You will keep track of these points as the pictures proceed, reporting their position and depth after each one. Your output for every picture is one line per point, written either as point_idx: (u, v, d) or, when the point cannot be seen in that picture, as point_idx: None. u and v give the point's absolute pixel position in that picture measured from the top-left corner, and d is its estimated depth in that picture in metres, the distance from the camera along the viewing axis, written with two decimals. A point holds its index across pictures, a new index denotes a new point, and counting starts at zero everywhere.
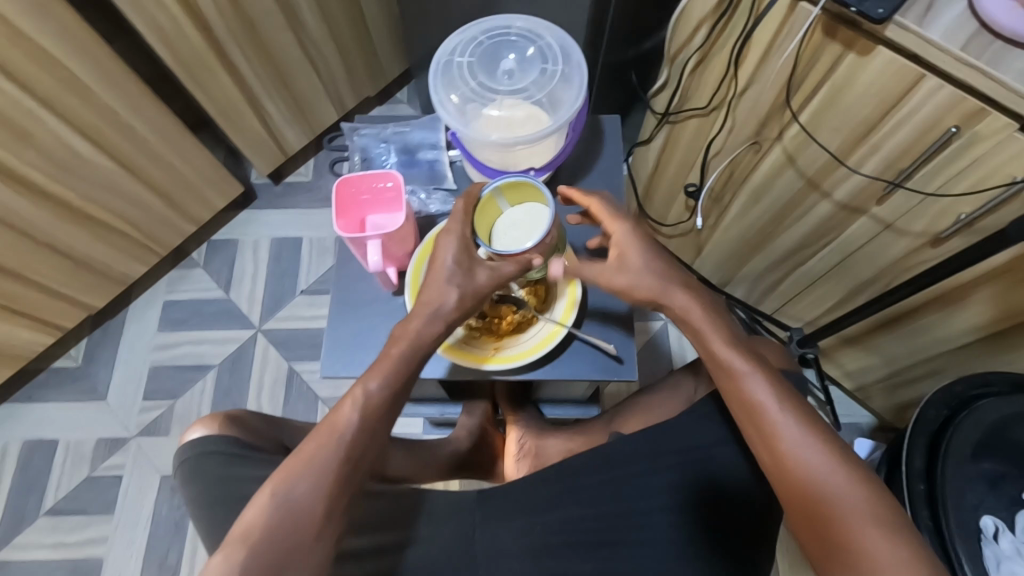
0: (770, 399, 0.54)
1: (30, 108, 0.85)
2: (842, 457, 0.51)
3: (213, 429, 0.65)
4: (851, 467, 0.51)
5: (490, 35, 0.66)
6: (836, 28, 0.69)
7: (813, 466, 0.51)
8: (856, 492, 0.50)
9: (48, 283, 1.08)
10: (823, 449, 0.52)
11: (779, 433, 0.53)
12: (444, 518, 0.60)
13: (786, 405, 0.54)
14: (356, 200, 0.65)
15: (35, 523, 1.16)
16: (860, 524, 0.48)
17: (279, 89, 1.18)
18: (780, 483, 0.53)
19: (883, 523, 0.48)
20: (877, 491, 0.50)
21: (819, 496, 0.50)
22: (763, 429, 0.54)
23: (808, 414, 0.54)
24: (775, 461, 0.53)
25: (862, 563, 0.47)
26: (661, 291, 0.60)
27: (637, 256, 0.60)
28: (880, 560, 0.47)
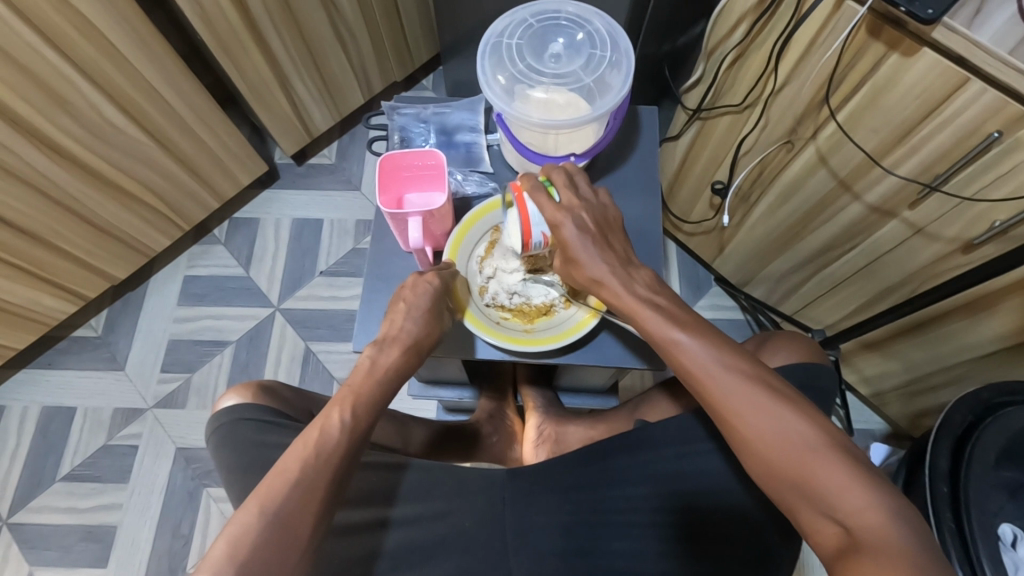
0: (703, 359, 0.50)
1: (68, 74, 0.86)
2: (779, 399, 0.49)
3: (247, 396, 0.69)
4: (789, 405, 0.48)
5: (540, 18, 0.67)
6: (880, 28, 0.68)
7: (754, 417, 0.48)
8: (800, 427, 0.47)
9: (74, 251, 1.09)
10: (759, 398, 0.49)
11: (716, 395, 0.50)
12: (476, 493, 0.66)
13: (717, 360, 0.50)
14: (398, 176, 0.66)
15: (52, 487, 1.17)
16: (808, 460, 0.46)
17: (311, 70, 1.18)
18: (733, 447, 0.50)
19: (831, 451, 0.46)
20: (818, 419, 0.48)
21: (766, 448, 0.48)
22: (701, 394, 0.51)
23: (738, 361, 0.51)
24: (722, 425, 0.50)
25: (817, 500, 0.46)
26: (603, 270, 0.57)
27: (570, 234, 0.58)
28: (834, 489, 0.45)
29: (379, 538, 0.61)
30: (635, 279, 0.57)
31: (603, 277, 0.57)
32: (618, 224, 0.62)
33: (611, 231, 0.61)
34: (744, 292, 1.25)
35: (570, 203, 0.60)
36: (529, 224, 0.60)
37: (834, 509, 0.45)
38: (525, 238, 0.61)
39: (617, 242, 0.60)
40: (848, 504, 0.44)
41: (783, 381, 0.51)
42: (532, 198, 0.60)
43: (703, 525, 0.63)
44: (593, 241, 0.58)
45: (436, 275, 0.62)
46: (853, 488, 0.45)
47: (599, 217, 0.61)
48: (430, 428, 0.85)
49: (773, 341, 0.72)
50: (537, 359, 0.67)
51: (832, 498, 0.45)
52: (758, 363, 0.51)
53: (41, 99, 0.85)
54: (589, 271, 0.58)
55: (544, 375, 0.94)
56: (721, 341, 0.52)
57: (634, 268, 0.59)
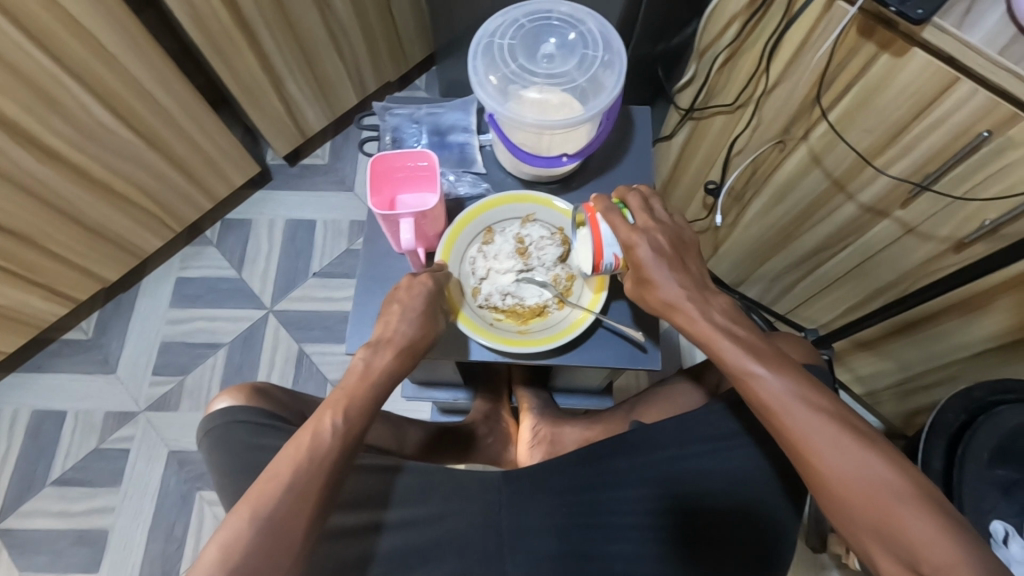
0: (784, 396, 0.52)
1: (58, 75, 0.85)
2: (862, 440, 0.49)
3: (238, 399, 0.69)
4: (872, 447, 0.49)
5: (533, 18, 0.66)
6: (872, 28, 0.69)
7: (835, 457, 0.49)
8: (882, 471, 0.48)
9: (64, 253, 1.07)
10: (841, 438, 0.50)
11: (795, 432, 0.51)
12: (472, 496, 0.65)
13: (798, 398, 0.52)
14: (390, 177, 0.66)
15: (43, 491, 1.16)
16: (890, 504, 0.47)
17: (303, 70, 1.18)
18: (810, 484, 0.51)
19: (915, 498, 0.47)
20: (903, 464, 0.49)
21: (848, 489, 0.49)
22: (779, 429, 0.52)
23: (820, 399, 0.52)
24: (800, 461, 0.51)
25: (900, 546, 0.46)
26: (679, 295, 0.57)
27: (645, 256, 0.58)
28: (918, 538, 0.46)
29: (372, 541, 0.61)
30: (711, 305, 0.57)
31: (678, 302, 0.57)
32: (693, 246, 0.62)
33: (687, 254, 0.61)
34: (739, 291, 1.25)
35: (647, 224, 0.60)
36: (602, 244, 0.60)
37: (918, 558, 0.45)
38: (596, 258, 0.61)
39: (693, 266, 0.60)
40: (934, 555, 0.45)
41: (865, 423, 0.51)
42: (606, 219, 0.60)
43: (710, 523, 0.63)
44: (668, 263, 0.58)
45: (430, 277, 0.61)
46: (940, 538, 0.45)
47: (676, 239, 0.61)
48: (425, 430, 0.85)
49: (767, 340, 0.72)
50: (530, 360, 0.67)
51: (915, 546, 0.46)
52: (840, 402, 0.52)
53: (29, 100, 0.84)
54: (664, 295, 0.57)
55: (540, 376, 0.94)
56: (802, 378, 0.53)
57: (710, 292, 0.58)
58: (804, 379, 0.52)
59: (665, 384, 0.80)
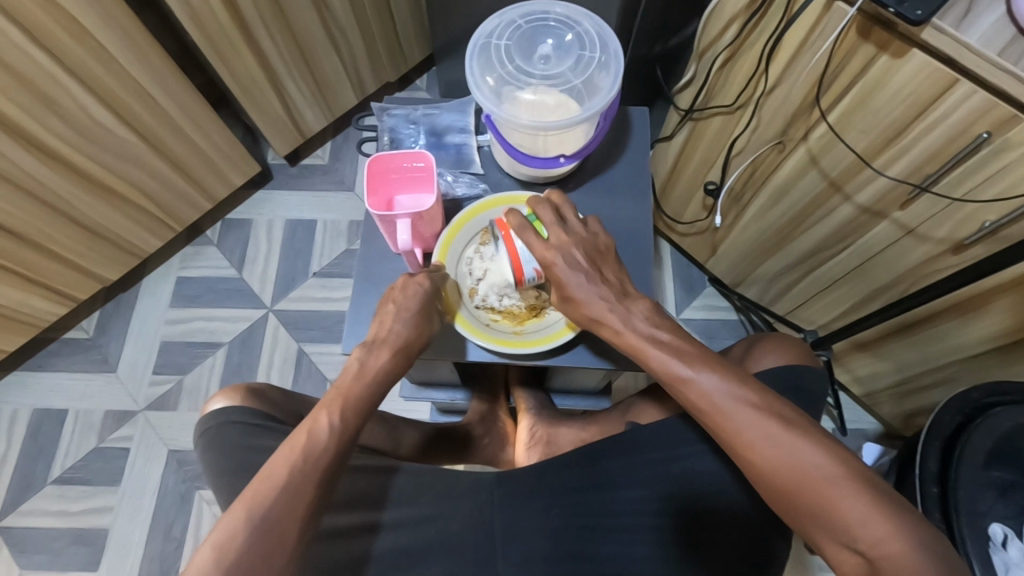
0: (712, 395, 0.52)
1: (57, 74, 0.85)
2: (789, 430, 0.49)
3: (235, 400, 0.69)
4: (801, 434, 0.49)
5: (529, 19, 0.67)
6: (870, 29, 0.69)
7: (767, 451, 0.49)
8: (814, 457, 0.48)
9: (64, 253, 1.08)
10: (772, 429, 0.50)
11: (730, 431, 0.51)
12: (464, 497, 0.65)
13: (727, 395, 0.51)
14: (386, 178, 0.66)
15: (42, 490, 1.16)
16: (824, 490, 0.47)
17: (303, 70, 1.18)
18: (750, 479, 0.51)
19: (846, 479, 0.47)
20: (833, 448, 0.48)
21: (782, 481, 0.48)
22: (715, 429, 0.52)
23: (747, 392, 0.51)
24: (739, 458, 0.51)
25: (838, 530, 0.46)
26: (600, 308, 0.58)
27: (562, 272, 0.59)
28: (852, 519, 0.45)
29: (369, 542, 0.61)
30: (634, 313, 0.58)
31: (600, 315, 0.58)
32: (611, 253, 0.62)
33: (604, 263, 0.61)
34: (737, 292, 1.25)
35: (561, 240, 0.60)
36: (520, 262, 0.62)
37: (855, 539, 0.45)
38: (517, 275, 0.63)
39: (612, 274, 0.61)
40: (869, 534, 0.45)
41: (793, 409, 0.51)
42: (520, 237, 0.61)
43: (706, 525, 0.63)
44: (586, 276, 0.59)
45: (426, 277, 0.61)
46: (871, 516, 0.45)
47: (590, 249, 0.61)
48: (423, 431, 0.85)
49: (764, 341, 0.72)
50: (528, 360, 0.67)
51: (851, 528, 0.45)
52: (770, 393, 0.52)
53: (29, 100, 0.85)
54: (587, 309, 0.59)
55: (536, 377, 0.94)
56: (728, 373, 0.52)
57: (632, 299, 0.59)
58: (729, 374, 0.52)
59: (661, 384, 0.80)
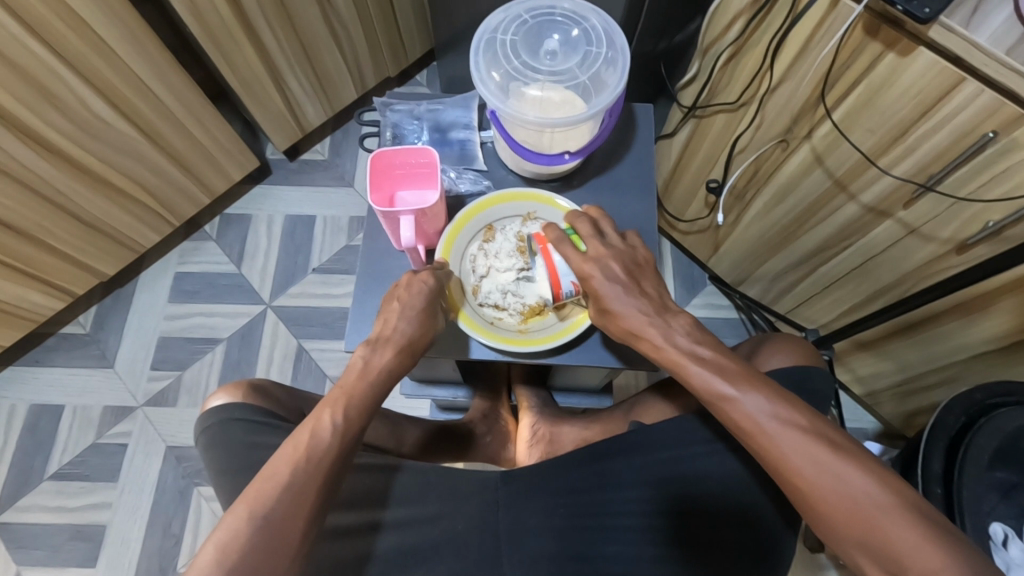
0: (757, 416, 0.52)
1: (55, 67, 0.84)
2: (837, 453, 0.49)
3: (236, 396, 0.68)
4: (849, 459, 0.49)
5: (536, 14, 0.66)
6: (877, 28, 0.68)
7: (813, 474, 0.49)
8: (861, 482, 0.48)
9: (62, 247, 1.07)
10: (818, 453, 0.49)
11: (774, 453, 0.51)
12: (468, 496, 0.65)
13: (772, 416, 0.51)
14: (390, 174, 0.65)
15: (40, 486, 1.15)
16: (872, 516, 0.47)
17: (303, 65, 1.17)
18: (793, 501, 0.51)
19: (894, 505, 0.46)
20: (882, 474, 0.48)
21: (828, 505, 0.48)
22: (757, 449, 0.52)
23: (793, 414, 0.52)
24: (782, 480, 0.51)
25: (886, 557, 0.46)
26: (641, 321, 0.58)
27: (601, 285, 0.60)
28: (901, 546, 0.45)
29: (372, 540, 0.61)
30: (674, 327, 0.58)
31: (640, 329, 0.58)
32: (648, 265, 0.63)
33: (643, 275, 0.62)
34: (739, 290, 1.24)
35: (599, 253, 0.61)
36: (557, 275, 0.62)
37: (904, 568, 0.45)
38: (554, 288, 0.63)
39: (650, 287, 0.61)
40: (920, 564, 0.44)
41: (840, 432, 0.51)
42: (558, 250, 0.62)
43: (709, 526, 0.62)
44: (624, 288, 0.60)
45: (431, 275, 0.60)
46: (922, 545, 0.44)
47: (630, 262, 0.62)
48: (424, 428, 0.85)
49: (770, 341, 0.72)
50: (531, 359, 0.67)
51: (900, 556, 0.45)
52: (816, 416, 0.52)
53: (27, 93, 0.84)
54: (626, 323, 0.59)
55: (539, 375, 0.94)
56: (773, 394, 0.53)
57: (671, 313, 0.59)
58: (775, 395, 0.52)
59: (664, 383, 0.80)
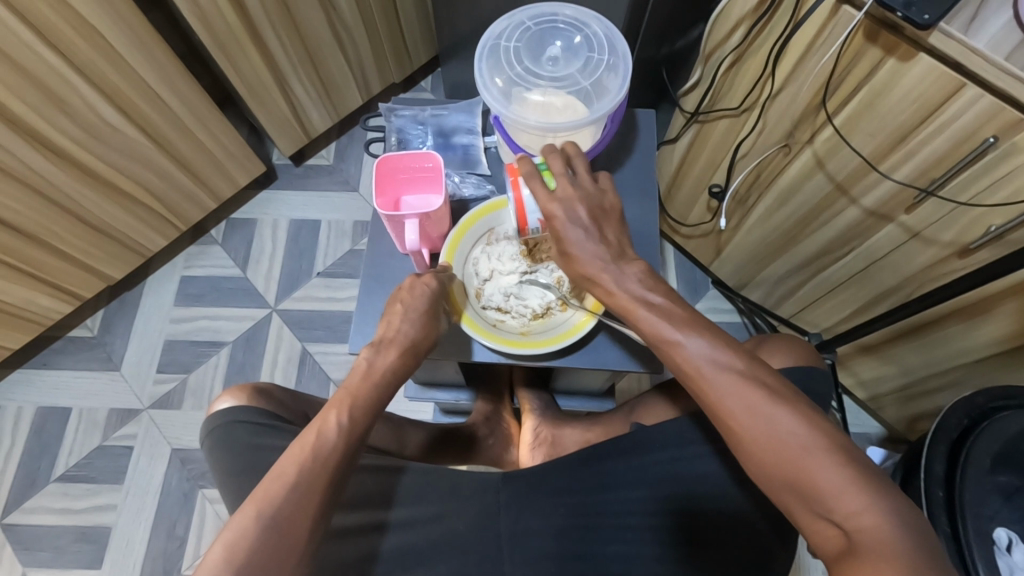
0: (696, 359, 0.50)
1: (65, 73, 0.85)
2: (772, 397, 0.48)
3: (241, 399, 0.69)
4: (784, 403, 0.47)
5: (538, 21, 0.67)
6: (877, 33, 0.69)
7: (747, 418, 0.48)
8: (795, 427, 0.46)
9: (70, 251, 1.08)
10: (753, 397, 0.48)
11: (711, 396, 0.49)
12: (471, 497, 0.65)
13: (710, 359, 0.49)
14: (395, 178, 0.66)
15: (46, 488, 1.16)
16: (802, 460, 0.45)
17: (309, 71, 1.18)
18: (728, 445, 0.49)
19: (826, 450, 0.45)
20: (817, 419, 0.47)
21: (760, 449, 0.47)
22: (696, 395, 0.50)
23: (732, 358, 0.50)
24: (720, 426, 0.50)
25: (814, 501, 0.45)
26: (596, 266, 0.57)
27: (562, 226, 0.58)
28: (830, 491, 0.44)
29: (376, 541, 0.61)
30: (628, 273, 0.57)
31: (596, 273, 0.57)
32: (615, 212, 0.61)
33: (606, 222, 0.60)
34: (741, 294, 1.25)
35: (566, 193, 0.59)
36: (525, 212, 0.62)
37: (831, 510, 0.44)
38: (521, 224, 0.63)
39: (612, 234, 0.59)
40: (844, 506, 0.43)
41: (779, 377, 0.50)
42: (526, 185, 0.61)
43: (711, 528, 0.63)
44: (585, 233, 0.58)
45: (434, 278, 0.61)
46: (849, 489, 0.44)
47: (595, 206, 0.60)
48: (427, 431, 0.85)
49: (771, 343, 0.72)
50: (535, 361, 0.67)
51: (827, 499, 0.44)
52: (756, 361, 0.50)
53: (37, 99, 0.85)
54: (583, 266, 0.58)
55: (541, 378, 0.94)
56: (714, 337, 0.51)
57: (627, 261, 0.58)
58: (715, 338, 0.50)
59: (666, 386, 0.80)
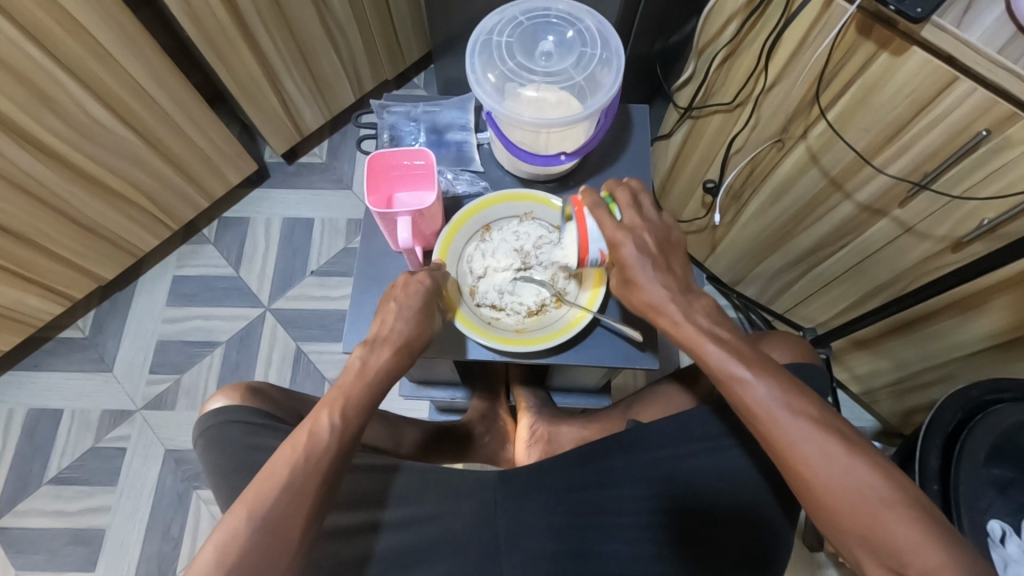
0: (768, 402, 0.52)
1: (54, 72, 0.84)
2: (846, 446, 0.50)
3: (235, 399, 0.68)
4: (856, 453, 0.50)
5: (531, 16, 0.66)
6: (871, 27, 0.69)
7: (824, 466, 0.50)
8: (870, 478, 0.49)
9: (61, 251, 1.07)
10: (828, 445, 0.50)
11: (782, 440, 0.51)
12: (467, 497, 0.65)
13: (784, 404, 0.52)
14: (387, 175, 0.65)
15: (38, 490, 1.15)
16: (875, 511, 0.48)
17: (301, 68, 1.17)
18: (795, 489, 0.52)
19: (900, 503, 0.48)
20: (889, 470, 0.49)
21: (834, 497, 0.49)
22: (765, 437, 0.52)
23: (804, 404, 0.52)
24: (786, 469, 0.52)
25: (886, 552, 0.47)
26: (662, 296, 0.58)
27: (629, 254, 0.58)
28: (904, 544, 0.46)
29: (370, 541, 0.61)
30: (695, 308, 0.58)
31: (661, 303, 0.58)
32: (680, 246, 0.62)
33: (672, 253, 0.61)
34: (736, 290, 1.25)
35: (633, 223, 0.60)
36: (587, 240, 0.60)
37: (903, 564, 0.46)
38: (582, 253, 0.61)
39: (678, 265, 0.61)
40: (917, 559, 0.46)
41: (848, 427, 0.52)
42: (593, 215, 0.60)
43: (707, 524, 0.63)
44: (652, 263, 0.59)
45: (427, 275, 0.61)
46: (924, 544, 0.46)
47: (661, 239, 0.61)
48: (422, 430, 0.85)
49: (766, 339, 0.72)
50: (530, 359, 0.67)
51: (902, 553, 0.46)
52: (827, 410, 0.53)
53: (26, 98, 0.84)
54: (648, 294, 0.58)
55: (537, 375, 0.94)
56: (787, 383, 0.53)
57: (694, 294, 0.59)
58: (790, 384, 0.52)
59: (662, 383, 0.80)
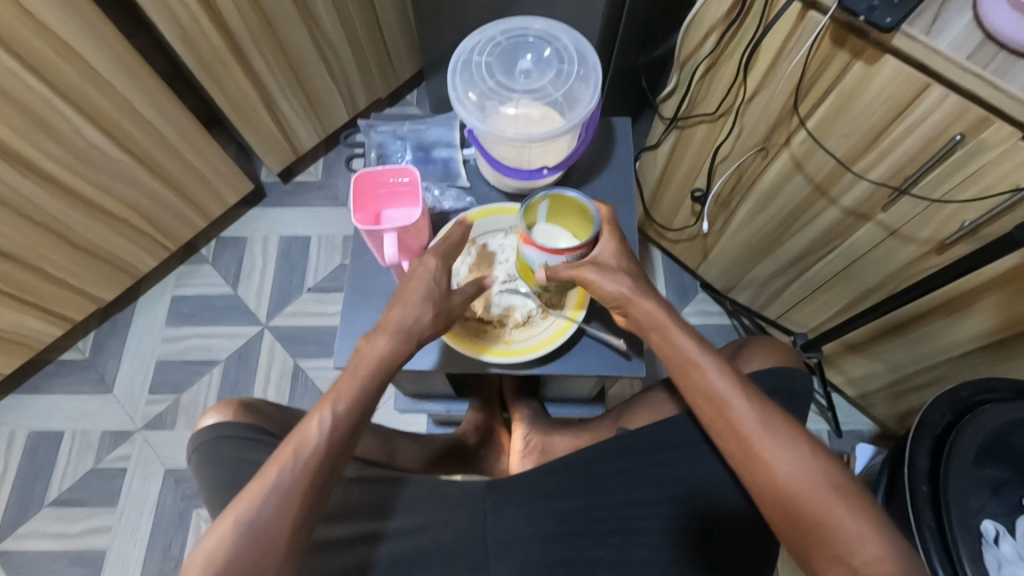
0: (731, 392, 0.57)
1: (51, 99, 0.87)
2: (802, 439, 0.54)
3: (227, 415, 0.69)
4: (811, 446, 0.54)
5: (510, 36, 0.68)
6: (844, 37, 0.70)
7: (781, 454, 0.53)
8: (821, 469, 0.53)
9: (60, 274, 1.09)
10: (785, 435, 0.54)
11: (744, 428, 0.55)
12: (458, 505, 0.66)
13: (746, 395, 0.56)
14: (374, 193, 0.67)
15: (39, 513, 1.16)
16: (826, 501, 0.51)
17: (293, 88, 1.19)
18: (754, 476, 0.55)
19: (849, 495, 0.51)
20: (839, 465, 0.53)
21: (789, 484, 0.52)
22: (729, 425, 0.56)
23: (764, 399, 0.57)
24: (747, 456, 0.55)
25: (833, 542, 0.50)
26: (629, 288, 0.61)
27: (610, 246, 0.63)
28: (850, 535, 0.50)
29: (361, 554, 0.62)
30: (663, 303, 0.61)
31: (631, 293, 0.60)
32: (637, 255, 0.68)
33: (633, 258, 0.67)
34: (729, 297, 1.26)
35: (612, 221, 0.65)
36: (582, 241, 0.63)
37: (848, 553, 0.49)
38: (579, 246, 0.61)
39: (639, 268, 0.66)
40: (861, 549, 0.49)
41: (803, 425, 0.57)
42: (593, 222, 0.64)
43: (694, 528, 0.63)
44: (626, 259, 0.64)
45: (434, 256, 0.60)
46: (867, 535, 0.49)
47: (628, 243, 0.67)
48: (418, 443, 0.86)
49: (750, 343, 0.73)
50: (517, 369, 0.68)
51: (847, 543, 0.49)
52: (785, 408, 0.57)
53: (24, 125, 0.86)
54: (614, 282, 0.61)
55: (530, 385, 0.95)
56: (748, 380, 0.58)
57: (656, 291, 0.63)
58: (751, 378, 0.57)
59: (652, 391, 0.81)
